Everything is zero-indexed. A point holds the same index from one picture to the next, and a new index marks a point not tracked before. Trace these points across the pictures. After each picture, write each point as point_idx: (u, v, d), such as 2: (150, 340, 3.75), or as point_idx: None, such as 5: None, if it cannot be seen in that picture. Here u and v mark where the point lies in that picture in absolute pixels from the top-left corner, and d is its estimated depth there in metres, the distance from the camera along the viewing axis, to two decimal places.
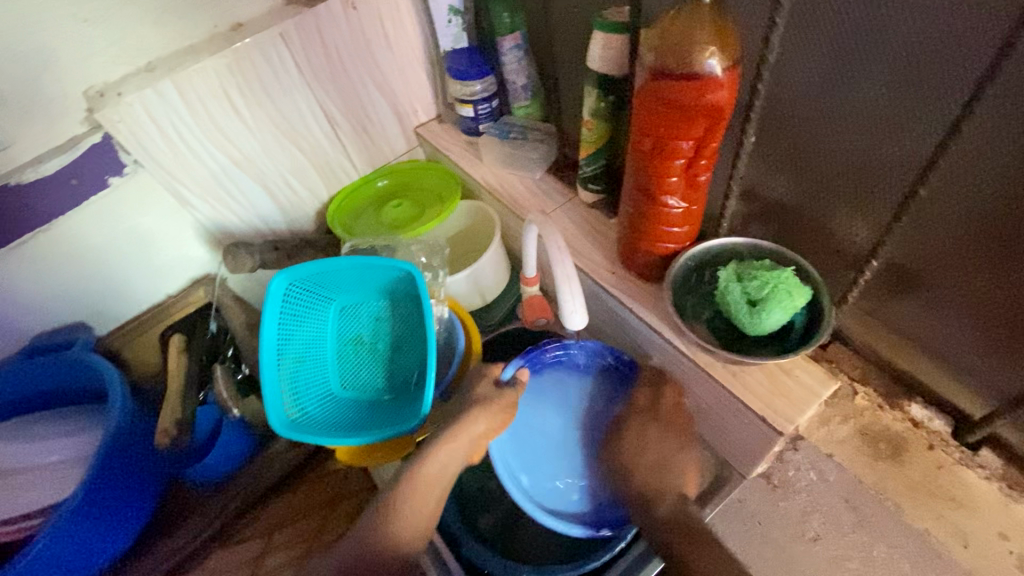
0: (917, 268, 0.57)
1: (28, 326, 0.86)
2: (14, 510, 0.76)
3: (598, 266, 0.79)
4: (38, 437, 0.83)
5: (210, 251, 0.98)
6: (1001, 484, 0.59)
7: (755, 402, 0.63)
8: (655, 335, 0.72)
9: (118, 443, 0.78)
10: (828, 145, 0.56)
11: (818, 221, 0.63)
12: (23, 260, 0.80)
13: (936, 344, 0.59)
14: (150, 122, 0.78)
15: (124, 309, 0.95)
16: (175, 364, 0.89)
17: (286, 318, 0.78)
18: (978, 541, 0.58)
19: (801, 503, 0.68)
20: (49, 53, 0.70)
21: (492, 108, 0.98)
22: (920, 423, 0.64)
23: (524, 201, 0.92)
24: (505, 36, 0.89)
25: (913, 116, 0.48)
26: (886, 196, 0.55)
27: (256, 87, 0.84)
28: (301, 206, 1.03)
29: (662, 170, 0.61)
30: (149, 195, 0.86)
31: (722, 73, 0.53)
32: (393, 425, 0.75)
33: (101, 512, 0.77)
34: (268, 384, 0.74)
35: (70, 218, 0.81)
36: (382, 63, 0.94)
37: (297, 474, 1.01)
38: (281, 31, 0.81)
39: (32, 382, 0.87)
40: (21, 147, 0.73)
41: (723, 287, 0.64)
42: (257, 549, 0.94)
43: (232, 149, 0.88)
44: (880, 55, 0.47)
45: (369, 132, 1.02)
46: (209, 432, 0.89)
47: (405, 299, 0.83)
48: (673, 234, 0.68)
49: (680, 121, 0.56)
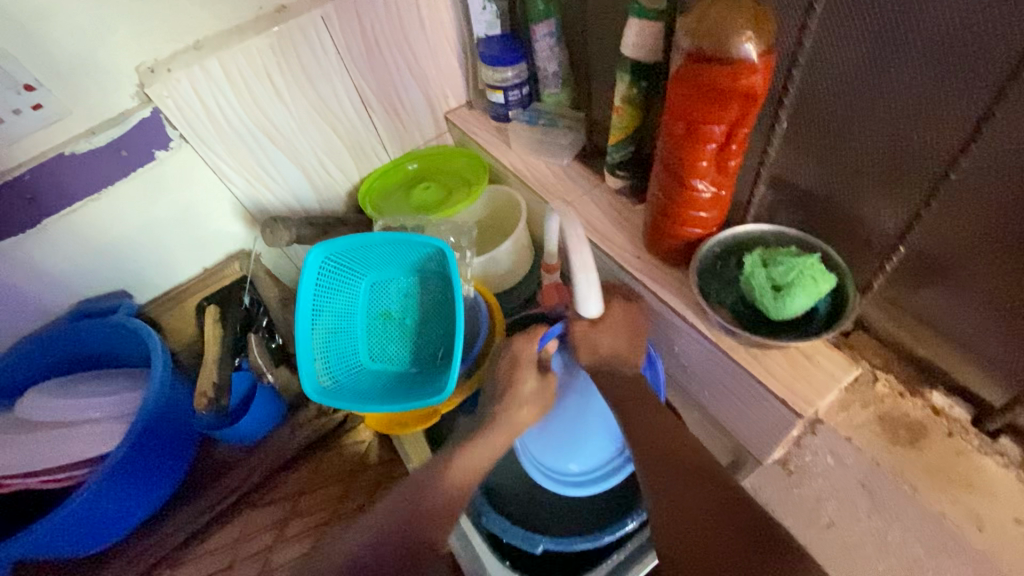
0: (942, 257, 0.57)
1: (74, 291, 0.90)
2: (60, 460, 0.83)
3: (624, 251, 0.81)
4: (81, 395, 0.87)
5: (245, 226, 1.02)
6: (1018, 472, 0.60)
7: (776, 385, 0.65)
8: (678, 318, 0.73)
9: (159, 404, 0.82)
10: (858, 134, 0.57)
11: (846, 209, 0.64)
12: (73, 227, 0.84)
13: (960, 333, 0.60)
14: (197, 98, 0.81)
15: (163, 280, 0.99)
16: (211, 332, 0.92)
17: (320, 290, 0.81)
18: (995, 525, 0.58)
19: (818, 488, 0.68)
20: (106, 29, 0.73)
21: (522, 96, 1.00)
22: (941, 411, 0.65)
23: (551, 186, 0.94)
24: (539, 24, 0.90)
25: (944, 104, 0.49)
26: (916, 184, 0.56)
27: (296, 67, 0.87)
28: (333, 186, 1.06)
29: (692, 154, 0.62)
30: (192, 169, 0.90)
31: (757, 58, 0.54)
32: (419, 395, 0.77)
33: (143, 465, 0.83)
34: (303, 352, 0.78)
35: (118, 188, 0.84)
36: (417, 47, 0.97)
37: (322, 443, 1.04)
38: (323, 13, 0.84)
39: (81, 344, 0.93)
40: (76, 118, 0.77)
41: (748, 272, 0.65)
42: (284, 513, 0.99)
43: (271, 127, 0.91)
44: (914, 43, 0.48)
45: (401, 115, 1.04)
46: (242, 398, 0.93)
47: (434, 276, 0.86)
48: (700, 219, 0.69)
49: (714, 106, 0.57)
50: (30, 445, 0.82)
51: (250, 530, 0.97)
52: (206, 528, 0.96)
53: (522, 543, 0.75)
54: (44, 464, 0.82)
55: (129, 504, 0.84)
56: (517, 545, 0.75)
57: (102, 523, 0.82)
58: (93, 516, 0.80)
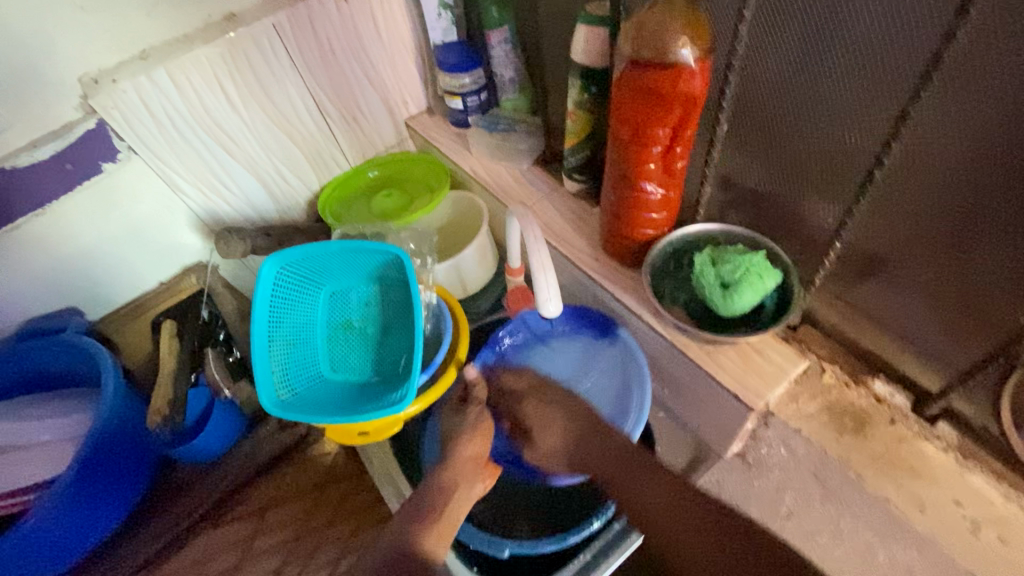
0: (878, 250, 0.60)
1: (20, 311, 0.87)
2: (8, 485, 0.79)
3: (581, 254, 0.82)
4: (30, 418, 0.85)
5: (202, 238, 0.99)
6: (957, 455, 0.62)
7: (728, 379, 0.66)
8: (635, 318, 0.75)
9: (111, 420, 0.80)
10: (795, 134, 0.59)
11: (788, 208, 0.66)
12: (15, 243, 0.81)
13: (898, 322, 0.63)
14: (145, 109, 0.79)
15: (117, 295, 0.96)
16: (167, 347, 0.90)
17: (276, 301, 0.80)
18: (935, 508, 0.61)
19: (775, 480, 0.71)
20: (45, 39, 0.71)
21: (480, 101, 1.01)
22: (883, 399, 0.67)
23: (511, 191, 0.95)
24: (493, 30, 0.92)
25: (871, 105, 0.51)
26: (849, 181, 0.58)
27: (248, 76, 0.86)
28: (293, 195, 1.04)
29: (640, 157, 0.64)
30: (143, 181, 0.87)
31: (694, 62, 0.56)
32: (380, 404, 0.77)
33: (98, 485, 0.80)
34: (259, 365, 0.76)
35: (64, 203, 0.82)
36: (373, 54, 0.96)
37: (287, 456, 1.02)
38: (275, 22, 0.83)
39: (29, 365, 0.90)
40: (16, 132, 0.74)
41: (698, 272, 0.67)
42: (248, 530, 0.96)
43: (225, 138, 0.89)
44: (841, 47, 0.50)
45: (360, 122, 1.04)
46: (199, 416, 0.91)
47: (394, 283, 0.85)
48: (652, 221, 0.71)
49: (657, 109, 0.59)
50: None
51: (213, 550, 0.94)
52: (165, 550, 0.92)
53: (489, 548, 0.75)
54: None
55: (84, 526, 0.81)
56: (484, 550, 0.75)
57: (54, 550, 0.79)
58: (43, 541, 0.77)
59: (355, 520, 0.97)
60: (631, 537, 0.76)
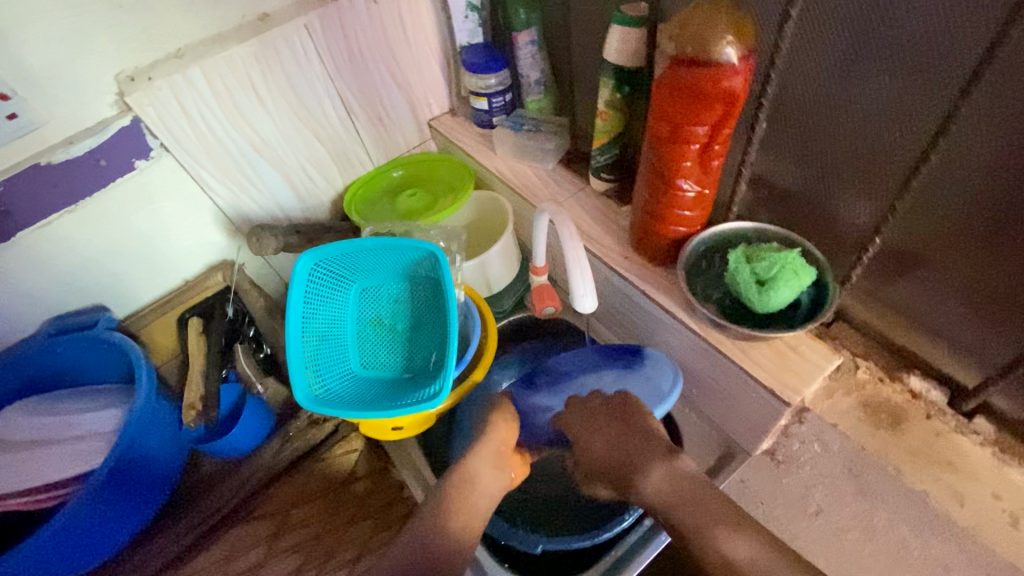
0: (915, 247, 0.61)
1: (51, 307, 0.87)
2: (39, 480, 0.80)
3: (611, 252, 0.82)
4: (61, 413, 0.86)
5: (228, 235, 1.00)
6: (994, 449, 0.64)
7: (764, 375, 0.67)
8: (666, 315, 0.75)
9: (142, 417, 0.80)
10: (832, 133, 0.60)
11: (823, 206, 0.67)
12: (49, 239, 0.81)
13: (933, 319, 0.64)
14: (179, 107, 0.80)
15: (143, 293, 0.96)
16: (196, 345, 0.93)
17: (309, 297, 0.80)
18: (974, 502, 0.62)
19: (806, 476, 0.71)
20: (85, 37, 0.72)
21: (505, 102, 1.01)
22: (919, 394, 0.67)
23: (537, 191, 0.96)
24: (521, 32, 0.92)
25: (914, 103, 0.52)
26: (887, 179, 0.59)
27: (280, 76, 0.87)
28: (317, 195, 1.05)
29: (677, 156, 0.65)
30: (173, 179, 0.88)
31: (737, 62, 0.56)
32: (412, 400, 0.77)
33: (128, 481, 0.80)
34: (292, 360, 0.77)
35: (97, 199, 0.82)
36: (400, 54, 0.97)
37: (312, 453, 1.02)
38: (307, 22, 0.84)
39: (58, 360, 0.90)
40: (52, 128, 0.75)
41: (733, 269, 0.67)
42: (274, 526, 0.96)
43: (255, 136, 0.90)
44: (883, 48, 0.52)
45: (384, 122, 1.04)
46: (230, 410, 0.93)
47: (424, 281, 0.86)
48: (685, 218, 0.72)
49: (697, 107, 0.60)
50: (11, 464, 0.81)
51: (240, 547, 0.94)
52: (192, 548, 0.93)
53: (522, 544, 0.75)
54: (24, 482, 0.80)
55: (115, 522, 0.81)
56: (517, 546, 0.75)
57: (85, 545, 0.79)
58: (75, 537, 0.77)
59: (378, 518, 0.98)
60: (659, 536, 0.76)
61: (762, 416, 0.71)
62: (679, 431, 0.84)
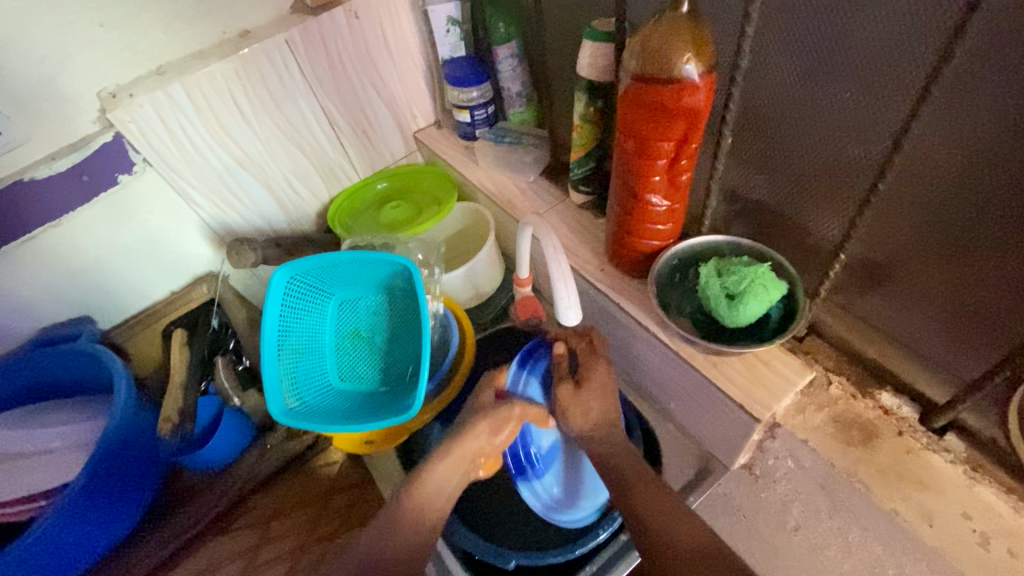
0: (882, 262, 0.60)
1: (37, 320, 0.89)
2: (19, 492, 0.80)
3: (588, 264, 0.83)
4: (43, 425, 0.87)
5: (213, 248, 1.01)
6: (964, 467, 0.62)
7: (736, 392, 0.66)
8: (640, 329, 0.75)
9: (121, 428, 0.81)
10: (798, 147, 0.60)
11: (793, 219, 0.67)
12: (32, 253, 0.82)
13: (903, 334, 0.63)
14: (161, 124, 0.81)
15: (129, 304, 0.97)
16: (178, 356, 0.95)
17: (287, 310, 0.81)
18: (944, 520, 0.60)
19: (782, 492, 0.71)
20: (66, 56, 0.73)
21: (488, 114, 1.02)
22: (890, 411, 0.67)
23: (518, 203, 0.96)
24: (501, 45, 0.94)
25: (875, 118, 0.52)
26: (853, 194, 0.59)
27: (261, 91, 0.87)
28: (302, 207, 1.06)
29: (645, 170, 0.65)
30: (156, 193, 0.89)
31: (698, 78, 0.57)
32: (387, 414, 0.77)
33: (105, 493, 0.81)
34: (268, 374, 0.77)
35: (81, 214, 0.83)
36: (382, 68, 0.98)
37: (293, 465, 1.03)
38: (287, 38, 0.85)
39: (42, 372, 0.91)
40: (34, 145, 0.76)
41: (704, 284, 0.67)
42: (253, 539, 0.96)
43: (237, 150, 0.91)
44: (843, 64, 0.51)
45: (369, 135, 1.05)
46: (207, 424, 0.94)
47: (402, 293, 0.87)
48: (657, 232, 0.71)
49: (662, 123, 0.60)
50: None
51: (217, 559, 0.94)
52: (169, 560, 0.93)
53: (495, 559, 0.75)
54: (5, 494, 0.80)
55: (93, 534, 0.82)
56: (489, 561, 0.75)
57: (62, 557, 0.80)
58: (51, 548, 0.77)
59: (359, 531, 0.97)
60: (636, 552, 0.76)
61: (736, 431, 0.71)
62: (657, 445, 0.83)
